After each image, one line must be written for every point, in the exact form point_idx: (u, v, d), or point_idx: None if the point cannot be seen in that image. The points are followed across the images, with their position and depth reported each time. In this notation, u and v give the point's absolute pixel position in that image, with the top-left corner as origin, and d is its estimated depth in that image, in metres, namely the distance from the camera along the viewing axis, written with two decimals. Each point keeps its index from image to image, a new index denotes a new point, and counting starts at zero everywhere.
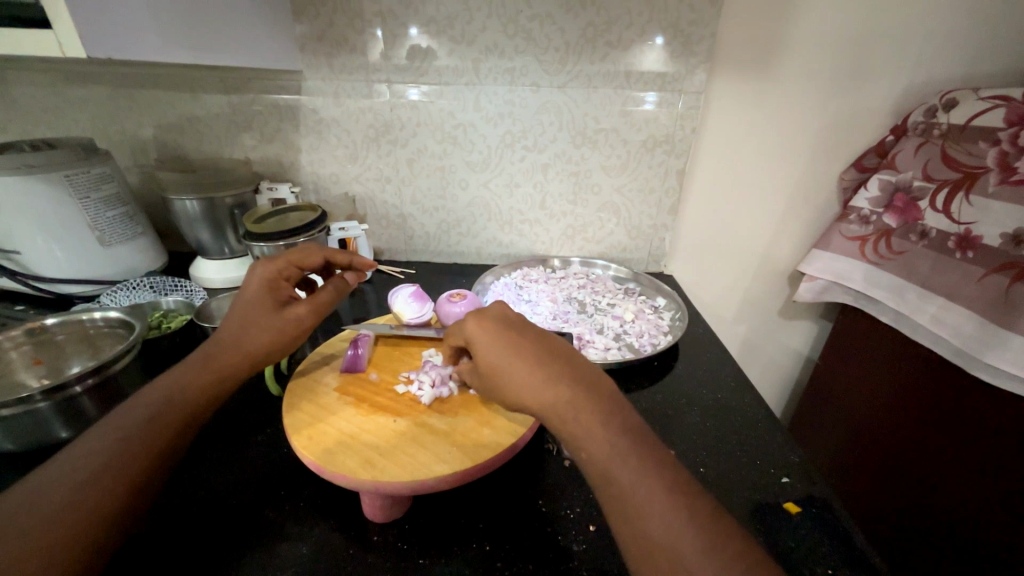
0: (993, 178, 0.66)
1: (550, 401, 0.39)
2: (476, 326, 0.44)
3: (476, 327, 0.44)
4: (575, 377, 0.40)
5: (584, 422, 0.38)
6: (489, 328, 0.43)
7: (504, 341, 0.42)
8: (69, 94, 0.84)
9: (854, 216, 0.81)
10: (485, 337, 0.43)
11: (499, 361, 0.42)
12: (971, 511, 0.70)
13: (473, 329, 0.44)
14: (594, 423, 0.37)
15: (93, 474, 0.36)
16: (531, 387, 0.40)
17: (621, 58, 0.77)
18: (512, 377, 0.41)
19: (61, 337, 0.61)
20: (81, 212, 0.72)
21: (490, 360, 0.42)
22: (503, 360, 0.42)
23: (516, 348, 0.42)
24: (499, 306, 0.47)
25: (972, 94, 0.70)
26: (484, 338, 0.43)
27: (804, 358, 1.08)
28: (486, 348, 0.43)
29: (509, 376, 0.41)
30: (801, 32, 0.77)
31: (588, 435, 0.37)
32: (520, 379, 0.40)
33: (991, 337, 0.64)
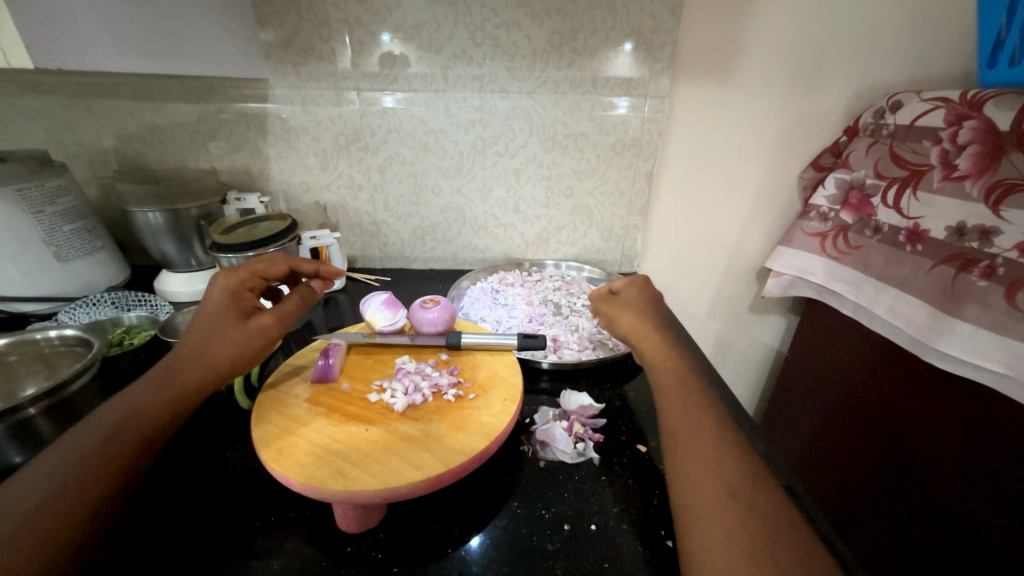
0: (936, 174, 0.70)
1: (640, 327, 0.53)
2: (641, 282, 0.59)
3: (627, 284, 0.60)
4: (665, 326, 0.54)
5: (662, 360, 0.50)
6: (639, 293, 0.58)
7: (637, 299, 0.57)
8: (21, 104, 0.80)
9: (814, 213, 0.85)
10: (639, 293, 0.58)
11: (638, 303, 0.56)
12: (927, 492, 0.73)
13: (632, 284, 0.59)
14: (679, 378, 0.47)
15: (46, 499, 0.35)
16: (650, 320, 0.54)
17: (588, 65, 0.78)
18: (631, 314, 0.55)
19: (14, 358, 0.59)
20: (35, 227, 0.69)
21: (640, 304, 0.56)
22: (650, 306, 0.56)
23: (644, 302, 0.56)
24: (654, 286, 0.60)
25: (915, 96, 0.74)
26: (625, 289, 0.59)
27: (774, 352, 1.11)
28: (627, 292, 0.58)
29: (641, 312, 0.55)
30: (758, 38, 0.80)
31: (677, 386, 0.47)
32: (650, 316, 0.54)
33: (941, 324, 0.68)
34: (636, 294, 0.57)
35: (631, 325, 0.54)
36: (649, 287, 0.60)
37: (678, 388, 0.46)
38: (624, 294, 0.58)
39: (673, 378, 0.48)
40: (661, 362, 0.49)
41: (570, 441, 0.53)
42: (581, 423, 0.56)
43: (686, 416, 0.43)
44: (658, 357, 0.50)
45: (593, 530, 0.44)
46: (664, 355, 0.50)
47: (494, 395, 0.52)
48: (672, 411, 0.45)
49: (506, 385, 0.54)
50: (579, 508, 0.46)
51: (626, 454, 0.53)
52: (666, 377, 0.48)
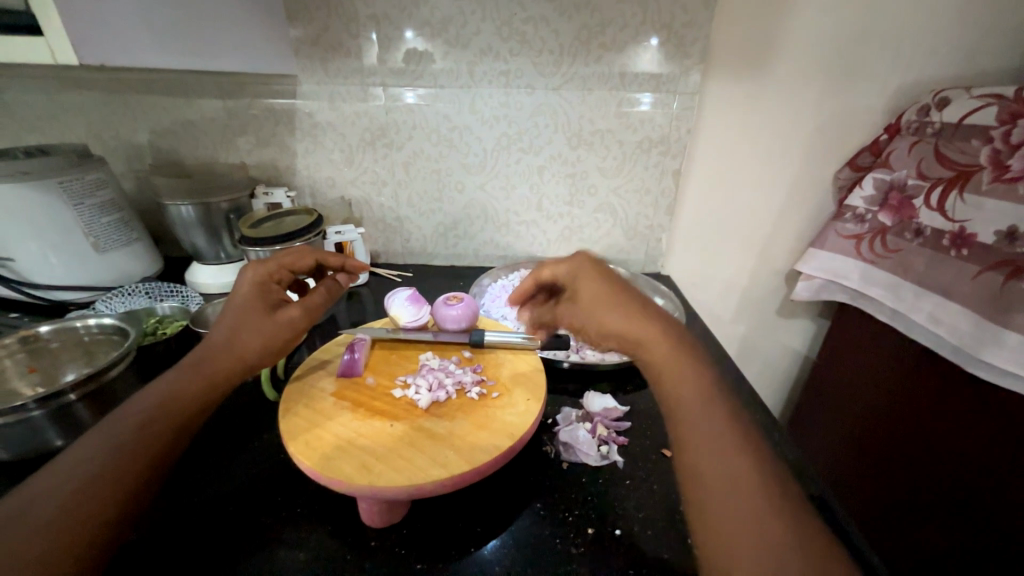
0: (986, 176, 0.66)
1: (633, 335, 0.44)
2: (586, 264, 0.48)
3: (575, 273, 0.49)
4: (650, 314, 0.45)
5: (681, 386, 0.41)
6: (597, 278, 0.47)
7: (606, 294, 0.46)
8: (64, 100, 0.83)
9: (850, 215, 0.82)
10: (596, 279, 0.47)
11: (605, 298, 0.45)
12: (971, 505, 0.69)
13: (580, 274, 0.48)
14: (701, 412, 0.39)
15: (87, 482, 0.36)
16: (638, 317, 0.44)
17: (616, 60, 0.77)
18: (610, 313, 0.45)
19: (56, 344, 0.61)
20: (76, 219, 0.71)
21: (607, 294, 0.46)
22: (620, 292, 0.46)
23: (614, 293, 0.46)
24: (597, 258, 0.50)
25: (964, 92, 0.70)
26: (584, 281, 0.47)
27: (802, 357, 1.08)
28: (586, 289, 0.47)
29: (613, 309, 0.45)
30: (794, 32, 0.77)
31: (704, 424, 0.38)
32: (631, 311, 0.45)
33: (987, 333, 0.64)
34: (594, 284, 0.47)
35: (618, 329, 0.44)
36: (592, 264, 0.49)
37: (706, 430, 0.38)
38: (582, 289, 0.47)
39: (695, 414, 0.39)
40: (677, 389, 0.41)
41: (594, 444, 0.52)
42: (604, 425, 0.55)
43: (710, 450, 0.37)
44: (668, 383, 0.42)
45: (618, 536, 0.43)
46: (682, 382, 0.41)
47: (518, 394, 0.52)
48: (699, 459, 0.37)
49: (529, 384, 0.53)
50: (604, 511, 0.46)
51: (651, 458, 0.52)
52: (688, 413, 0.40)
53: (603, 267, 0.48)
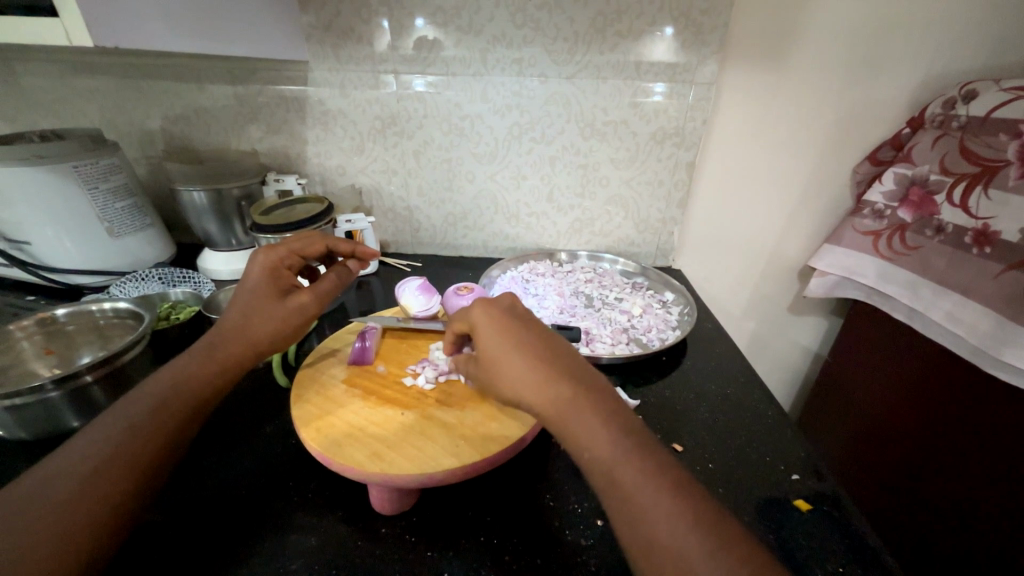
0: (1013, 171, 0.64)
1: (545, 396, 0.38)
2: (483, 312, 0.43)
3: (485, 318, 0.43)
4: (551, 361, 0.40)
5: (603, 453, 0.35)
6: (494, 326, 0.42)
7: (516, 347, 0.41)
8: (77, 85, 0.83)
9: (868, 210, 0.80)
10: (490, 329, 0.42)
11: (505, 354, 0.40)
12: (985, 506, 0.69)
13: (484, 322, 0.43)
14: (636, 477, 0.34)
15: (101, 465, 0.37)
16: (543, 370, 0.39)
17: (631, 49, 0.75)
18: (513, 372, 0.40)
19: (71, 327, 0.62)
20: (91, 203, 0.72)
21: (502, 348, 0.41)
22: (516, 338, 0.41)
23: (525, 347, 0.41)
24: (510, 299, 0.45)
25: (993, 85, 0.68)
26: (489, 331, 0.42)
27: (813, 354, 1.07)
28: (488, 343, 0.42)
29: (512, 365, 0.40)
30: (816, 20, 0.75)
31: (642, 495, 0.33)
32: (532, 365, 0.40)
33: (1007, 333, 0.63)
34: (490, 336, 0.42)
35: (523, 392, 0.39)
36: (492, 308, 0.44)
37: (646, 503, 0.33)
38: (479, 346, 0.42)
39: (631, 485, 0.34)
40: (600, 458, 0.35)
41: None
42: None
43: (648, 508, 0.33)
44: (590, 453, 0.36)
45: None
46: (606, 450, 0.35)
47: None
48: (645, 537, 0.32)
49: None
50: None
51: None
52: (620, 485, 0.34)
53: (507, 316, 0.43)
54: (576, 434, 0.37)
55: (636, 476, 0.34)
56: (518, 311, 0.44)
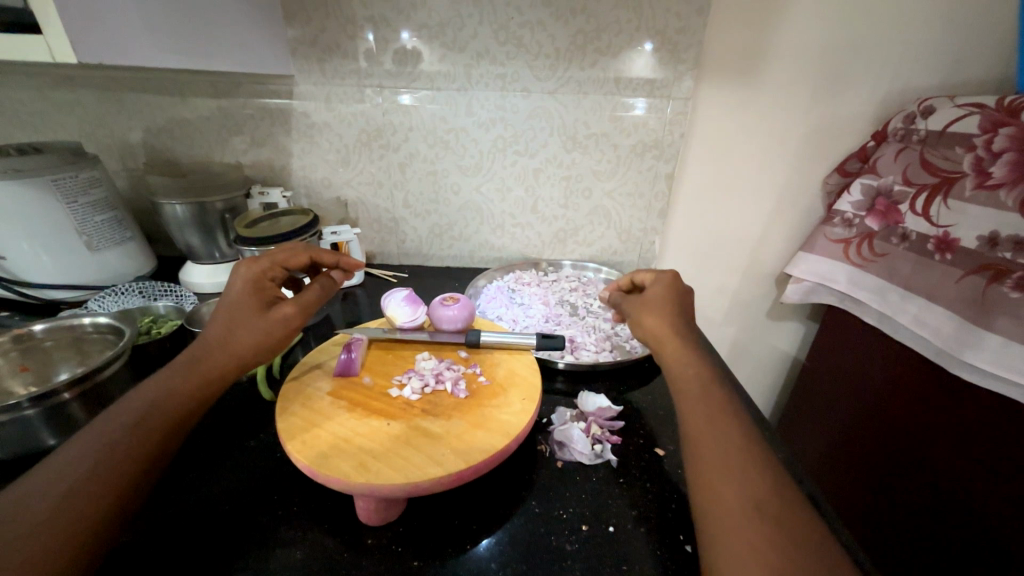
0: (969, 182, 0.68)
1: (665, 329, 0.52)
2: (668, 284, 0.57)
3: (660, 287, 0.57)
4: (693, 330, 0.53)
5: (700, 384, 0.46)
6: (667, 291, 0.57)
7: (668, 308, 0.54)
8: (56, 97, 0.83)
9: (838, 219, 0.84)
10: (665, 291, 0.57)
11: (663, 304, 0.55)
12: (954, 501, 0.71)
13: (660, 283, 0.58)
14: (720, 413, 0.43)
15: (80, 482, 0.36)
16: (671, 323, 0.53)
17: (611, 65, 0.78)
18: (653, 315, 0.54)
19: (49, 343, 0.60)
20: (69, 217, 0.71)
21: (665, 302, 0.55)
22: (679, 306, 0.55)
23: (673, 309, 0.54)
24: (686, 292, 0.57)
25: (948, 101, 0.72)
26: (654, 295, 0.56)
27: (792, 358, 1.10)
28: (656, 297, 0.56)
29: (661, 311, 0.54)
30: (785, 39, 0.79)
31: (721, 425, 0.42)
32: (674, 315, 0.53)
33: (969, 336, 0.66)
34: (660, 292, 0.57)
35: (655, 323, 0.53)
36: (678, 284, 0.58)
37: (723, 430, 0.42)
38: (650, 292, 0.57)
39: (712, 416, 0.43)
40: (696, 388, 0.46)
41: (588, 443, 0.53)
42: (599, 424, 0.56)
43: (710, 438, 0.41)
44: (690, 380, 0.47)
45: (611, 532, 0.44)
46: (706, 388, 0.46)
47: (514, 394, 0.52)
48: (708, 453, 0.40)
49: (525, 384, 0.54)
50: (597, 509, 0.46)
51: (643, 457, 0.53)
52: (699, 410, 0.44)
53: (681, 296, 0.57)
54: (672, 358, 0.50)
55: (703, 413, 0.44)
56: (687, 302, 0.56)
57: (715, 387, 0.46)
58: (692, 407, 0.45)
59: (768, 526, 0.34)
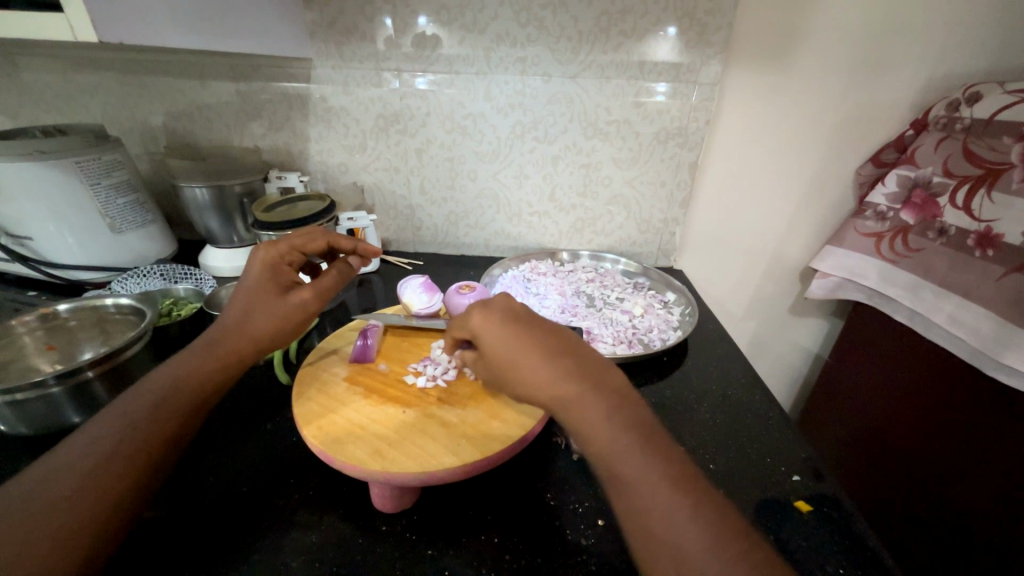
0: (1016, 174, 0.64)
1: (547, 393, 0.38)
2: (482, 320, 0.41)
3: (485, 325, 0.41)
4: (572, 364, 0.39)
5: (626, 468, 0.34)
6: (498, 320, 0.41)
7: (527, 357, 0.39)
8: (80, 81, 0.83)
9: (870, 212, 0.80)
10: (496, 329, 0.41)
11: (513, 359, 0.40)
12: (985, 508, 0.69)
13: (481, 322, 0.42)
14: (669, 508, 0.32)
15: (102, 460, 0.37)
16: (554, 378, 0.38)
17: (635, 48, 0.75)
18: (523, 377, 0.39)
19: (74, 323, 0.62)
20: (92, 199, 0.72)
21: (511, 351, 0.40)
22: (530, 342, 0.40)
23: (530, 351, 0.40)
24: (506, 297, 0.44)
25: (997, 88, 0.68)
26: (493, 339, 0.41)
27: (814, 356, 1.07)
28: (494, 347, 0.41)
29: (523, 366, 0.39)
30: (821, 21, 0.75)
31: (673, 525, 0.31)
32: (550, 367, 0.39)
33: (1008, 337, 0.63)
34: (493, 326, 0.41)
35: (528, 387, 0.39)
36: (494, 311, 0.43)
37: (673, 538, 0.31)
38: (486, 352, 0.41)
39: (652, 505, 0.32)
40: (622, 472, 0.34)
41: None
42: None
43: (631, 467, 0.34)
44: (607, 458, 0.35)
45: None
46: (635, 464, 0.34)
47: None
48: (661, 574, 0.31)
49: None
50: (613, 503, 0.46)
51: None
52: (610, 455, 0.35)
53: (510, 322, 0.41)
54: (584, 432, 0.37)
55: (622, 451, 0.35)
56: (516, 314, 0.42)
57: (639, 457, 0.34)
58: (627, 511, 0.33)
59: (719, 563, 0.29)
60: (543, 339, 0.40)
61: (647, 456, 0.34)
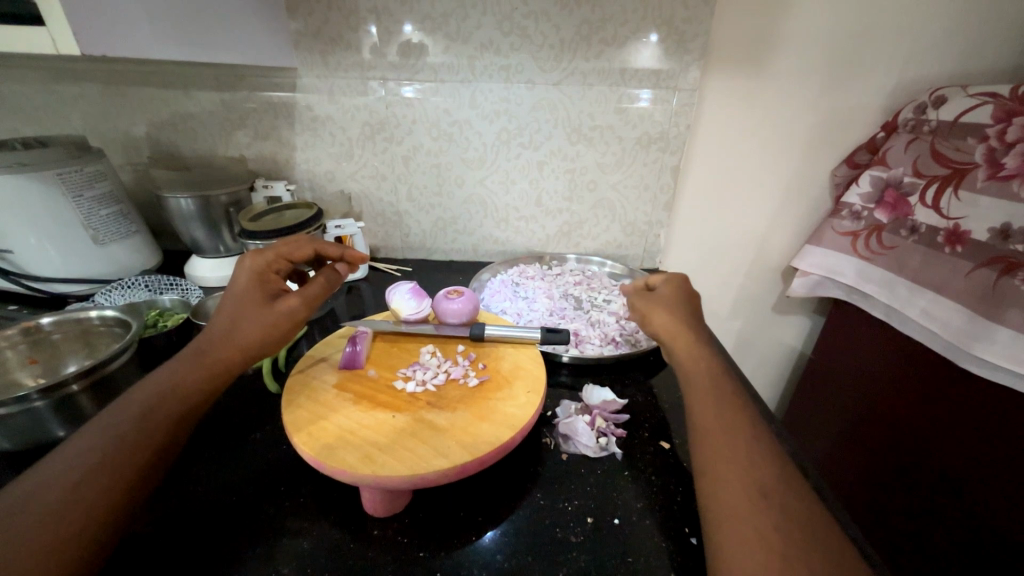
0: (981, 173, 0.67)
1: (676, 323, 0.52)
2: (679, 282, 0.58)
3: (666, 281, 0.59)
4: (700, 327, 0.53)
5: (698, 387, 0.46)
6: (679, 284, 0.58)
7: (673, 303, 0.55)
8: (60, 91, 0.83)
9: (846, 212, 0.83)
10: (674, 288, 0.57)
11: (674, 300, 0.55)
12: (964, 496, 0.71)
13: (671, 281, 0.58)
14: (722, 419, 0.43)
15: (88, 473, 0.36)
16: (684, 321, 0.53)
17: (616, 56, 0.77)
18: (660, 309, 0.54)
19: (58, 336, 0.61)
20: (75, 210, 0.71)
21: (673, 300, 0.55)
22: (687, 303, 0.55)
23: (684, 304, 0.55)
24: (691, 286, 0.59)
25: (961, 91, 0.71)
26: (666, 288, 0.57)
27: (798, 353, 1.09)
28: (666, 292, 0.57)
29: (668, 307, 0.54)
30: (794, 28, 0.78)
31: (727, 428, 0.42)
32: (686, 317, 0.53)
33: (979, 329, 0.65)
34: (672, 284, 0.58)
35: (668, 317, 0.53)
36: (688, 286, 0.58)
37: (725, 437, 0.41)
38: (660, 290, 0.57)
39: (715, 417, 0.43)
40: (698, 385, 0.46)
41: (593, 436, 0.53)
42: (603, 418, 0.56)
43: (704, 391, 0.46)
44: (696, 381, 0.47)
45: (617, 524, 0.44)
46: (703, 391, 0.46)
47: (518, 386, 0.52)
48: (711, 466, 0.40)
49: (530, 377, 0.54)
50: (602, 501, 0.47)
51: (649, 451, 0.53)
52: (691, 380, 0.48)
53: (690, 292, 0.57)
54: (684, 353, 0.50)
55: (704, 378, 0.47)
56: (692, 299, 0.56)
57: (712, 392, 0.45)
58: (704, 406, 0.44)
59: (760, 461, 0.39)
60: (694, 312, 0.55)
61: (716, 394, 0.45)
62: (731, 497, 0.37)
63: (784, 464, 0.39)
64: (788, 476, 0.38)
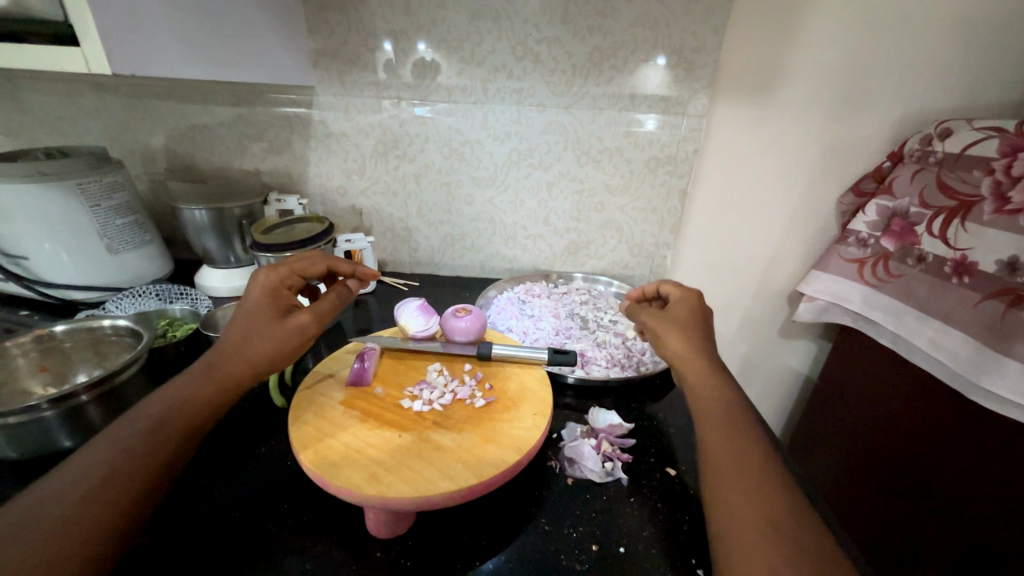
0: (987, 206, 0.68)
1: (689, 347, 0.52)
2: (693, 299, 0.57)
3: (680, 297, 0.58)
4: (712, 349, 0.52)
5: (707, 412, 0.46)
6: (692, 302, 0.57)
7: (685, 324, 0.54)
8: (82, 102, 0.85)
9: (853, 239, 0.83)
10: (686, 307, 0.56)
11: (686, 320, 0.54)
12: (973, 532, 0.69)
13: (684, 298, 0.57)
14: (731, 446, 0.42)
15: (97, 486, 0.36)
16: (695, 344, 0.52)
17: (626, 81, 0.79)
18: (671, 330, 0.54)
19: (69, 344, 0.61)
20: (91, 219, 0.72)
21: (684, 321, 0.54)
22: (699, 322, 0.55)
23: (695, 325, 0.54)
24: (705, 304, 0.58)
25: (966, 124, 0.72)
26: (679, 306, 0.56)
27: (804, 377, 1.08)
28: (678, 311, 0.56)
29: (679, 329, 0.53)
30: (801, 59, 0.80)
31: (735, 456, 0.41)
32: (698, 340, 0.52)
33: (988, 361, 0.65)
34: (686, 302, 0.57)
35: (678, 339, 0.53)
36: (702, 305, 0.57)
37: (733, 465, 0.41)
38: (672, 308, 0.56)
39: (722, 445, 0.43)
40: (706, 411, 0.46)
41: (599, 460, 0.52)
42: (609, 442, 0.56)
43: (712, 418, 0.45)
44: (705, 408, 0.47)
45: (622, 553, 0.43)
46: (711, 417, 0.46)
47: (525, 408, 0.52)
48: (720, 495, 0.39)
49: (537, 399, 0.54)
50: (608, 528, 0.46)
51: (655, 477, 0.52)
52: (699, 405, 0.47)
53: (704, 310, 0.56)
54: (693, 381, 0.49)
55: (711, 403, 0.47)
56: (705, 320, 0.55)
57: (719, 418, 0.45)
58: (713, 434, 0.44)
59: (769, 492, 0.38)
60: (707, 333, 0.54)
61: (722, 421, 0.45)
62: (741, 527, 0.36)
63: (792, 496, 0.38)
64: (798, 510, 0.37)
